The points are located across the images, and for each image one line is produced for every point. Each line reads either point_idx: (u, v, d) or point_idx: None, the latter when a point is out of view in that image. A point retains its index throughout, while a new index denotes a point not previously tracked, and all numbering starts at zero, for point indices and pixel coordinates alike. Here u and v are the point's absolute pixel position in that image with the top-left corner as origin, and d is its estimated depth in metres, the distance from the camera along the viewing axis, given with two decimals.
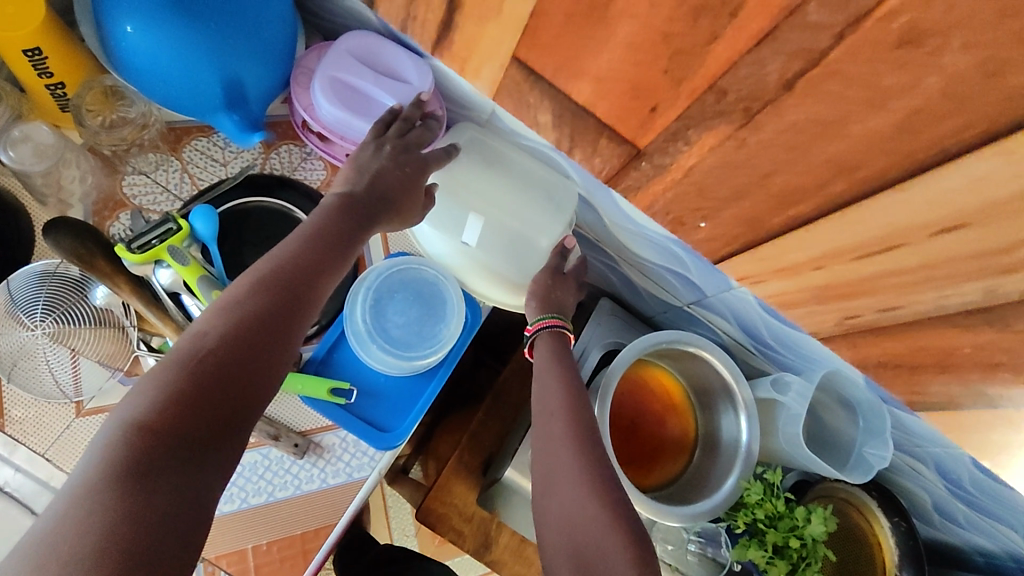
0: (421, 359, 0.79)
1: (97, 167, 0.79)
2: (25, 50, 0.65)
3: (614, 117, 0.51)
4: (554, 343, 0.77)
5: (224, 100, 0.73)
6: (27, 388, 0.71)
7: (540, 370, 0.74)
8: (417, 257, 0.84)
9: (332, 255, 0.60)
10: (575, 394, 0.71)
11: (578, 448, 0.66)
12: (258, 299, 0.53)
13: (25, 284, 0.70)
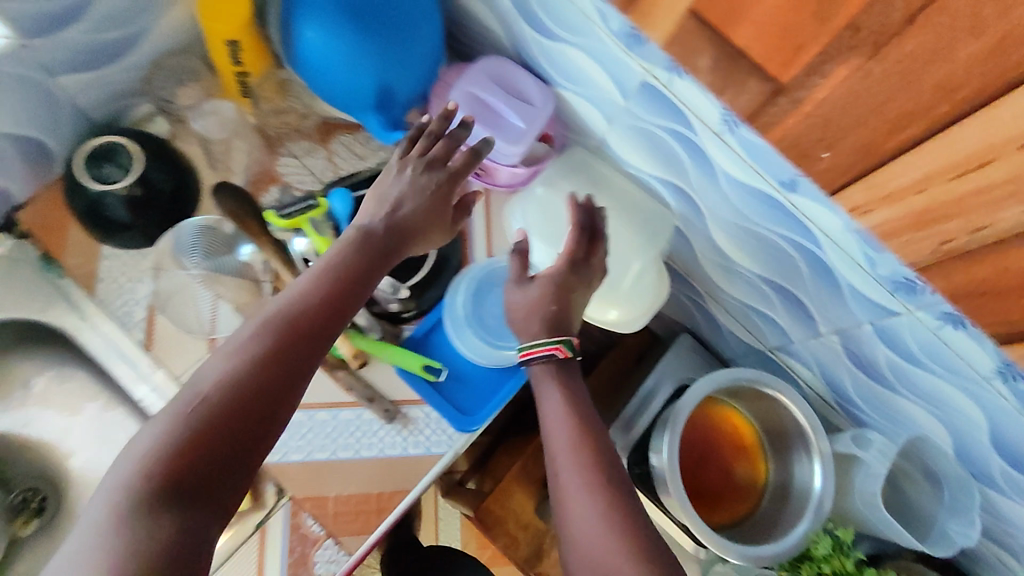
0: (511, 350, 0.85)
1: (259, 145, 0.91)
2: (228, 41, 0.80)
3: (747, 72, 0.43)
4: (550, 369, 0.73)
5: (376, 102, 0.86)
6: (176, 320, 0.82)
7: (540, 399, 0.72)
8: (509, 256, 0.92)
9: (351, 284, 0.60)
10: (578, 429, 0.68)
11: (589, 494, 0.62)
12: (255, 336, 0.53)
13: (191, 233, 0.83)
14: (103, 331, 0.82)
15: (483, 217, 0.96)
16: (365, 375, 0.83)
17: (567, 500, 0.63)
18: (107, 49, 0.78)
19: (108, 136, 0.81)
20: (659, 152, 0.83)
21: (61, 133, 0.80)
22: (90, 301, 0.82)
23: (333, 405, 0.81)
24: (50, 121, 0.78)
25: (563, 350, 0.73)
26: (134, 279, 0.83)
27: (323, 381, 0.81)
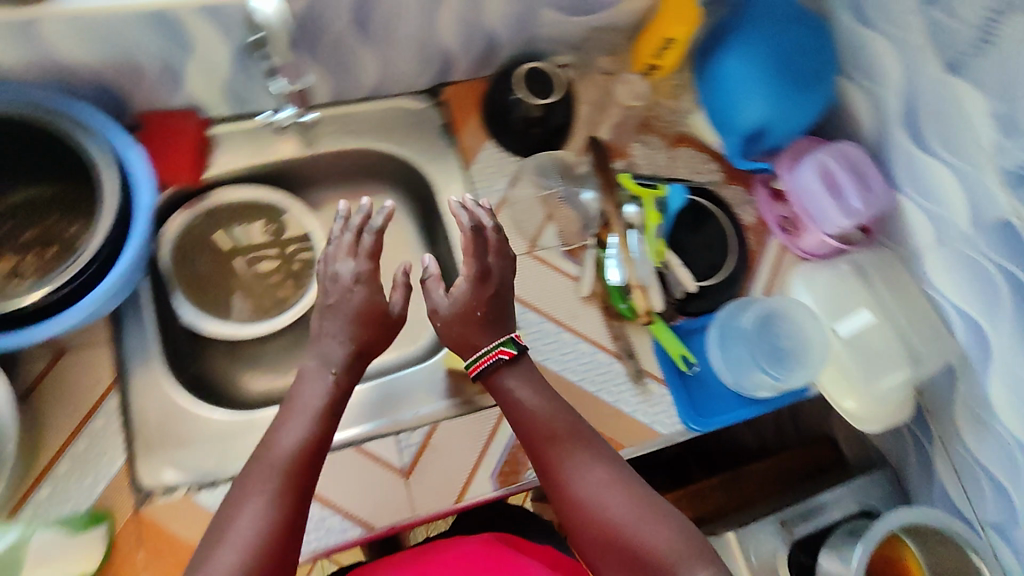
0: (759, 386, 0.91)
1: (623, 121, 1.03)
2: (666, 38, 0.96)
3: None
4: (501, 375, 0.77)
5: (744, 138, 1.00)
6: (513, 218, 0.98)
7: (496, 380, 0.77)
8: (784, 301, 0.93)
9: (351, 374, 0.75)
10: (548, 405, 0.75)
11: (609, 482, 0.68)
12: (284, 423, 0.69)
13: (555, 163, 1.00)
14: (455, 200, 0.99)
15: (770, 266, 1.01)
16: (631, 336, 0.92)
17: (593, 497, 0.68)
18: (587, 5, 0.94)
19: (546, 66, 0.99)
20: (983, 288, 0.85)
21: (509, 45, 0.99)
22: (461, 173, 1.00)
23: (595, 345, 0.92)
24: (513, 33, 0.96)
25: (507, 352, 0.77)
26: (496, 173, 1.00)
27: (597, 325, 0.93)
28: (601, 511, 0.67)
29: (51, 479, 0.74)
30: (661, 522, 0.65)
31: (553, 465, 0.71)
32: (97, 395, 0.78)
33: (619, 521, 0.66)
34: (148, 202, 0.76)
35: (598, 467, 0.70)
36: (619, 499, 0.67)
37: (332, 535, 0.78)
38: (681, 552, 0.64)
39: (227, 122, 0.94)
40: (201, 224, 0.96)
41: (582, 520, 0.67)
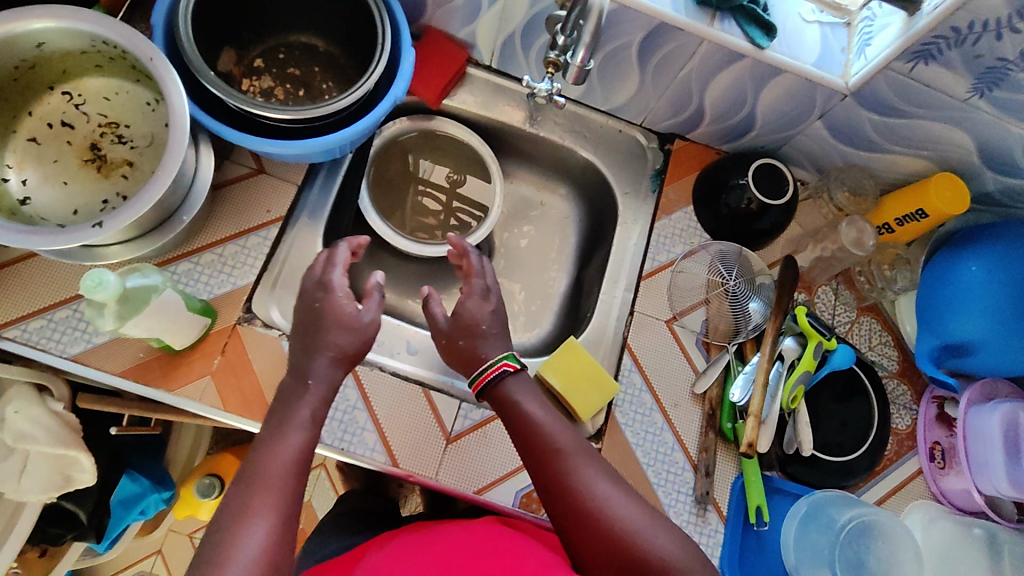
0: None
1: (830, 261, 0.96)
2: (918, 210, 0.89)
3: None
4: (504, 386, 0.75)
5: (941, 348, 0.90)
6: (672, 283, 0.95)
7: (507, 395, 0.75)
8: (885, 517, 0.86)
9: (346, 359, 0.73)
10: (554, 421, 0.74)
11: (628, 502, 0.68)
12: (277, 437, 0.66)
13: (738, 259, 0.96)
14: (629, 239, 0.98)
15: (892, 485, 0.92)
16: (717, 456, 0.87)
17: (600, 507, 0.67)
18: (859, 139, 0.90)
19: (783, 167, 0.94)
20: None
21: (760, 134, 0.97)
22: (647, 219, 0.99)
23: (679, 442, 0.88)
24: (771, 126, 0.94)
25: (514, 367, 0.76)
26: (681, 238, 0.98)
27: (692, 426, 0.88)
28: (607, 519, 0.66)
29: (195, 258, 0.83)
30: (666, 537, 0.66)
31: (556, 475, 0.70)
32: (264, 220, 0.86)
33: (627, 532, 0.66)
34: (394, 94, 0.80)
35: (606, 478, 0.70)
36: (626, 508, 0.68)
37: (361, 448, 0.80)
38: (687, 563, 0.65)
39: (481, 70, 1.00)
40: (410, 137, 1.03)
41: (588, 532, 0.67)
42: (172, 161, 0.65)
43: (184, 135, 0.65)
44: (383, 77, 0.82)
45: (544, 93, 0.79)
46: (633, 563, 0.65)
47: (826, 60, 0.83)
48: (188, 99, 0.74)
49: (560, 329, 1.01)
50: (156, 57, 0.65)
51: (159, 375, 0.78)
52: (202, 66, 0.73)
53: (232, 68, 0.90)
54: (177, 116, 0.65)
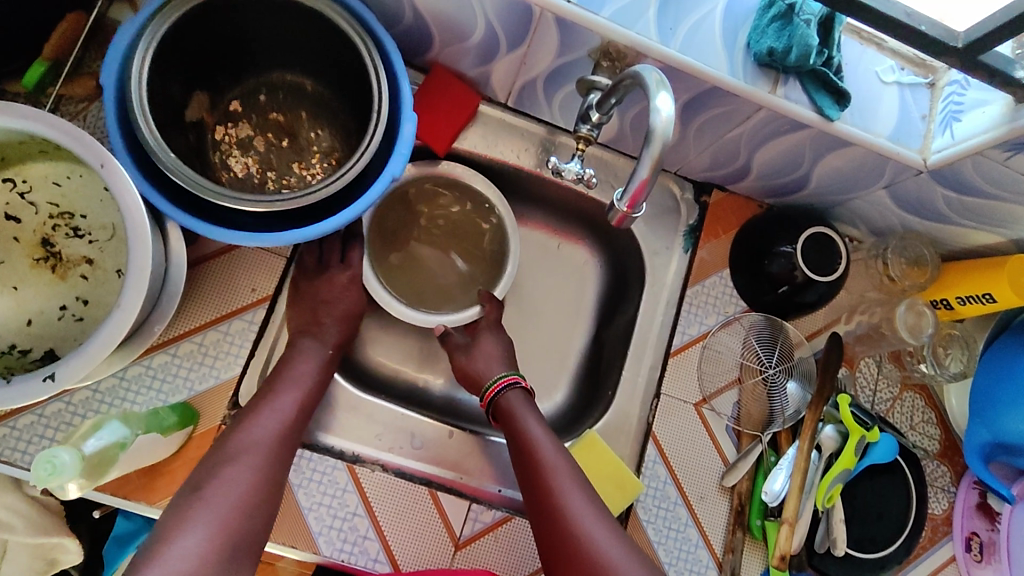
0: None
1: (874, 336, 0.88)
2: (986, 294, 0.78)
3: None
4: (512, 402, 0.77)
5: (993, 445, 0.83)
6: (702, 360, 0.87)
7: (510, 410, 0.76)
8: None
9: (316, 392, 0.72)
10: (554, 442, 0.73)
11: (616, 535, 0.66)
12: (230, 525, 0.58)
13: (777, 333, 0.87)
14: (657, 305, 0.89)
15: (925, 573, 0.86)
16: (744, 554, 0.82)
17: (582, 535, 0.65)
18: (928, 210, 0.79)
19: (836, 237, 0.84)
20: None
21: (812, 192, 0.85)
22: (678, 284, 0.89)
23: (704, 539, 0.82)
24: (827, 187, 0.83)
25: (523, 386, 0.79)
26: (714, 306, 0.88)
27: (718, 521, 0.83)
28: (588, 548, 0.64)
29: (172, 349, 0.73)
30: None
31: (547, 498, 0.69)
32: (249, 301, 0.77)
33: (606, 564, 0.63)
34: (391, 174, 0.68)
35: (592, 507, 0.68)
36: (609, 540, 0.65)
37: (362, 558, 0.74)
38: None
39: (495, 107, 0.87)
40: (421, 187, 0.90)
41: (572, 560, 0.65)
42: (134, 297, 0.57)
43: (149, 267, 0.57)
44: (379, 147, 0.71)
45: (573, 175, 0.68)
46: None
47: (903, 132, 0.70)
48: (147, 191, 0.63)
49: (576, 398, 0.91)
50: (107, 163, 0.57)
51: (138, 487, 0.71)
52: (164, 154, 0.62)
53: (204, 116, 0.76)
54: (142, 231, 0.58)
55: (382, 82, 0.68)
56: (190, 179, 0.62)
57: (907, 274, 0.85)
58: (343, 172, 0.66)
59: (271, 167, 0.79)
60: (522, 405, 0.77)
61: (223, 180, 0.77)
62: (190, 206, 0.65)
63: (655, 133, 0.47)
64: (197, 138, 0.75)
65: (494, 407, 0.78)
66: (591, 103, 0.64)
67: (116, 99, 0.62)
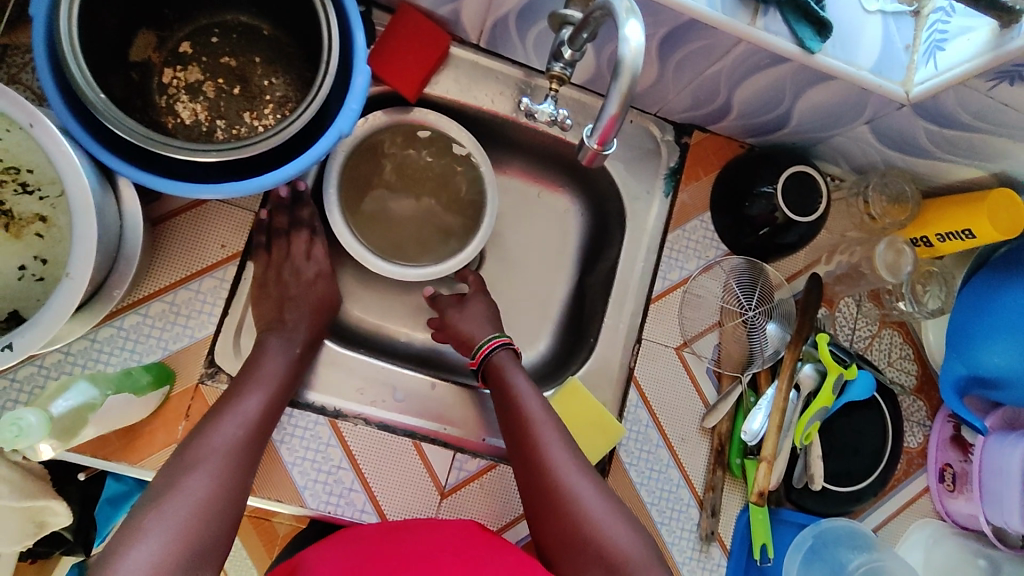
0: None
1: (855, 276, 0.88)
2: (964, 230, 0.78)
3: None
4: (500, 361, 0.77)
5: (969, 378, 0.83)
6: (683, 305, 0.86)
7: (497, 368, 0.76)
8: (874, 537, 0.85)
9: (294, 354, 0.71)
10: (539, 400, 0.73)
11: (601, 493, 0.67)
12: (203, 483, 0.58)
13: (758, 275, 0.87)
14: (638, 250, 0.88)
15: (900, 504, 0.89)
16: (724, 493, 0.84)
17: (568, 494, 0.66)
18: (909, 145, 0.78)
19: (817, 175, 0.82)
20: None
21: (794, 131, 0.84)
22: (659, 229, 0.87)
23: (685, 478, 0.83)
24: (810, 125, 0.81)
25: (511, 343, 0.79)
26: (695, 250, 0.88)
27: (699, 462, 0.84)
28: (573, 506, 0.65)
29: (143, 310, 0.72)
30: (630, 531, 0.65)
31: (533, 454, 0.69)
32: (219, 258, 0.75)
33: (591, 523, 0.64)
34: (339, 129, 0.65)
35: (579, 467, 0.68)
36: (594, 499, 0.66)
37: (349, 510, 0.75)
38: (648, 563, 0.63)
39: (466, 50, 0.84)
40: (390, 134, 0.86)
41: (557, 514, 0.66)
42: (82, 266, 0.55)
43: (92, 232, 0.55)
44: (333, 94, 0.67)
45: (547, 117, 0.66)
46: (593, 552, 0.63)
47: (887, 64, 0.68)
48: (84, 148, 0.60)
49: (560, 347, 0.92)
50: (37, 123, 0.54)
51: (118, 448, 0.70)
52: (105, 106, 0.59)
53: (150, 55, 0.73)
54: (80, 194, 0.55)
55: (333, 24, 0.65)
56: (131, 130, 0.60)
57: (888, 213, 0.84)
58: (290, 126, 0.63)
59: (220, 115, 0.74)
60: (509, 364, 0.77)
61: (167, 125, 0.73)
62: (135, 159, 0.62)
63: (625, 64, 0.45)
64: (139, 75, 0.72)
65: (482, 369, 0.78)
66: (563, 40, 0.62)
67: (46, 39, 0.58)
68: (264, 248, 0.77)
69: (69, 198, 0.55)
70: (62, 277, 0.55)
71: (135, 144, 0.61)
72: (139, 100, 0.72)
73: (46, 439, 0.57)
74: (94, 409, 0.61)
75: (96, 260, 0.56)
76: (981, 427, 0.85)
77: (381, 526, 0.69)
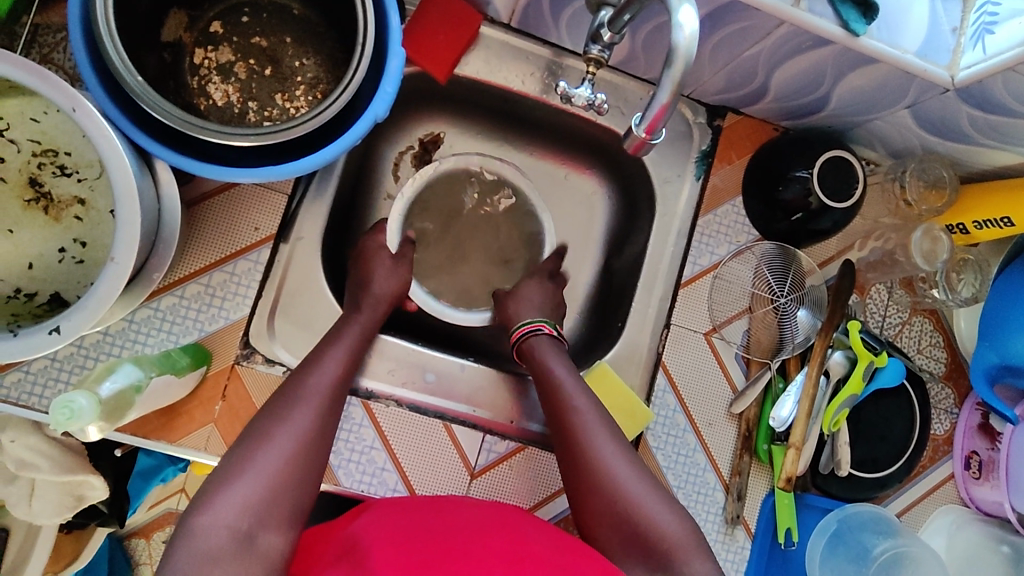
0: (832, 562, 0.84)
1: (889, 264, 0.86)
2: (1004, 217, 0.77)
3: None
4: (539, 345, 0.78)
5: (1000, 367, 0.83)
6: (713, 290, 0.86)
7: (537, 353, 0.77)
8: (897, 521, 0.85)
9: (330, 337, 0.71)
10: (577, 382, 0.74)
11: (639, 474, 0.67)
12: None
13: (788, 261, 0.86)
14: (669, 234, 0.87)
15: (925, 489, 0.89)
16: (751, 477, 0.84)
17: (606, 473, 0.67)
18: (951, 130, 0.76)
19: (854, 160, 0.81)
20: None
21: (831, 114, 0.82)
22: (689, 213, 0.87)
23: (711, 462, 0.84)
24: (848, 108, 0.79)
25: (551, 329, 0.80)
26: (726, 235, 0.87)
27: (726, 446, 0.84)
28: (612, 488, 0.66)
29: (179, 291, 0.73)
30: (671, 515, 0.64)
31: (571, 436, 0.70)
32: (252, 240, 0.75)
33: (629, 502, 0.65)
34: (374, 113, 0.64)
35: (617, 448, 0.69)
36: (632, 479, 0.66)
37: (382, 489, 0.77)
38: (688, 545, 0.62)
39: (497, 29, 0.82)
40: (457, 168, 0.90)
41: (596, 496, 0.66)
42: (126, 251, 0.55)
43: (136, 216, 0.55)
44: (367, 77, 0.67)
45: (583, 101, 0.64)
46: (632, 532, 0.64)
47: (932, 47, 0.66)
48: (123, 132, 0.60)
49: (586, 330, 0.92)
50: (79, 107, 0.54)
51: (158, 427, 0.71)
52: (144, 90, 0.59)
53: (182, 35, 0.72)
54: (123, 179, 0.55)
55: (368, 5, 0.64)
56: (169, 113, 0.59)
57: (924, 199, 0.83)
58: (325, 109, 0.63)
59: (252, 97, 0.74)
60: (548, 347, 0.78)
61: (200, 106, 0.73)
62: (173, 142, 0.62)
63: (678, 52, 0.44)
64: (171, 56, 0.72)
65: (522, 348, 0.79)
66: (602, 22, 0.60)
67: (82, 19, 0.58)
68: (298, 231, 0.77)
69: (112, 182, 0.55)
70: (107, 261, 0.55)
71: (173, 127, 0.61)
72: (172, 81, 0.72)
73: (94, 421, 0.59)
74: (139, 391, 0.63)
75: (140, 245, 0.56)
76: (1011, 415, 0.83)
77: (422, 502, 0.70)
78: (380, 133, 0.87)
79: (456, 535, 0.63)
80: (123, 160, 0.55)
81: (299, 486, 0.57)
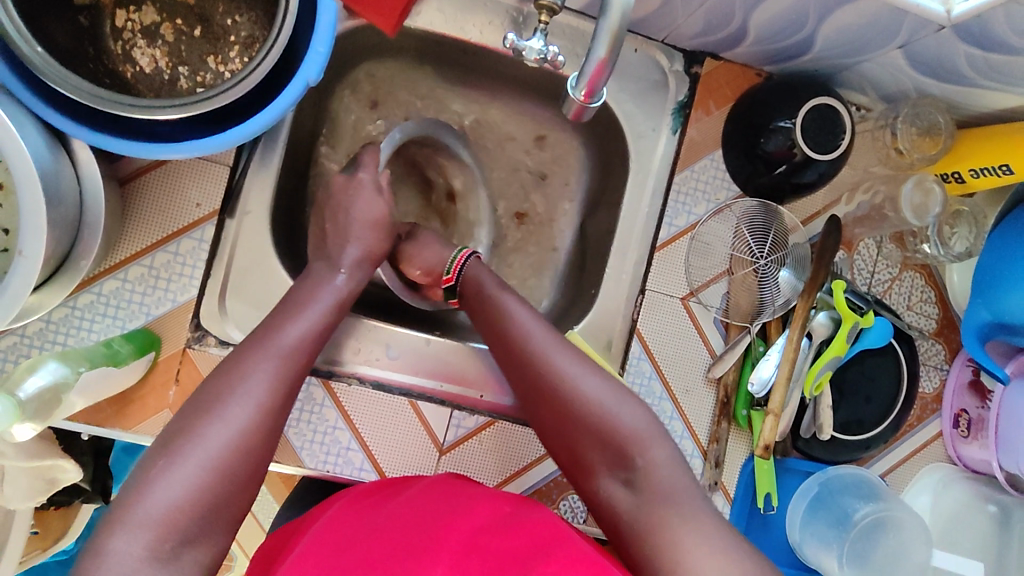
0: (811, 525, 0.82)
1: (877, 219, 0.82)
2: (1005, 166, 0.71)
3: None
4: (474, 268, 0.74)
5: (993, 324, 0.78)
6: (691, 251, 0.82)
7: (481, 277, 0.73)
8: (871, 476, 0.83)
9: None
10: (522, 304, 0.69)
11: (601, 379, 0.62)
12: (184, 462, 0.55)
13: (765, 216, 0.81)
14: (645, 191, 0.81)
15: (912, 448, 0.87)
16: (731, 447, 0.81)
17: (561, 380, 0.62)
18: (949, 72, 0.69)
19: (841, 109, 0.75)
20: None
21: (818, 56, 0.75)
22: (665, 168, 0.81)
23: (689, 429, 0.81)
24: (835, 48, 0.72)
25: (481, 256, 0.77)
26: (703, 194, 0.82)
27: (703, 413, 0.82)
28: (574, 396, 0.61)
29: (121, 274, 0.69)
30: (637, 412, 0.60)
31: (525, 356, 0.65)
32: (195, 217, 0.71)
33: (591, 408, 0.60)
34: (305, 78, 0.59)
35: (574, 356, 0.63)
36: (595, 386, 0.61)
37: (348, 468, 0.75)
38: (652, 437, 0.59)
39: None
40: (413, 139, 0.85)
41: (561, 412, 0.62)
42: (35, 242, 0.52)
43: (41, 205, 0.52)
44: (296, 36, 0.60)
45: (536, 54, 0.58)
46: (593, 437, 0.60)
47: None
48: (26, 112, 0.55)
49: (562, 297, 0.89)
50: None
51: (110, 415, 0.69)
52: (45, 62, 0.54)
53: None
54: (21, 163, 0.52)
55: None
56: (75, 87, 0.55)
57: (917, 146, 0.77)
58: (249, 74, 0.58)
59: (182, 61, 0.68)
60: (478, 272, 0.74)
61: (125, 74, 0.67)
62: (80, 115, 0.56)
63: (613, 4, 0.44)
64: (88, 19, 0.65)
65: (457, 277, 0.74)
66: None
67: None
68: (244, 205, 0.73)
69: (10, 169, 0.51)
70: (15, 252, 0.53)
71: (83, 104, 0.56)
72: (91, 47, 0.65)
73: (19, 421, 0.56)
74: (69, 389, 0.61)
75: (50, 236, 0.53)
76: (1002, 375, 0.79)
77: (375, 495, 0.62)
78: (329, 93, 0.81)
79: (414, 532, 0.55)
80: (21, 146, 0.51)
81: (238, 487, 0.54)
